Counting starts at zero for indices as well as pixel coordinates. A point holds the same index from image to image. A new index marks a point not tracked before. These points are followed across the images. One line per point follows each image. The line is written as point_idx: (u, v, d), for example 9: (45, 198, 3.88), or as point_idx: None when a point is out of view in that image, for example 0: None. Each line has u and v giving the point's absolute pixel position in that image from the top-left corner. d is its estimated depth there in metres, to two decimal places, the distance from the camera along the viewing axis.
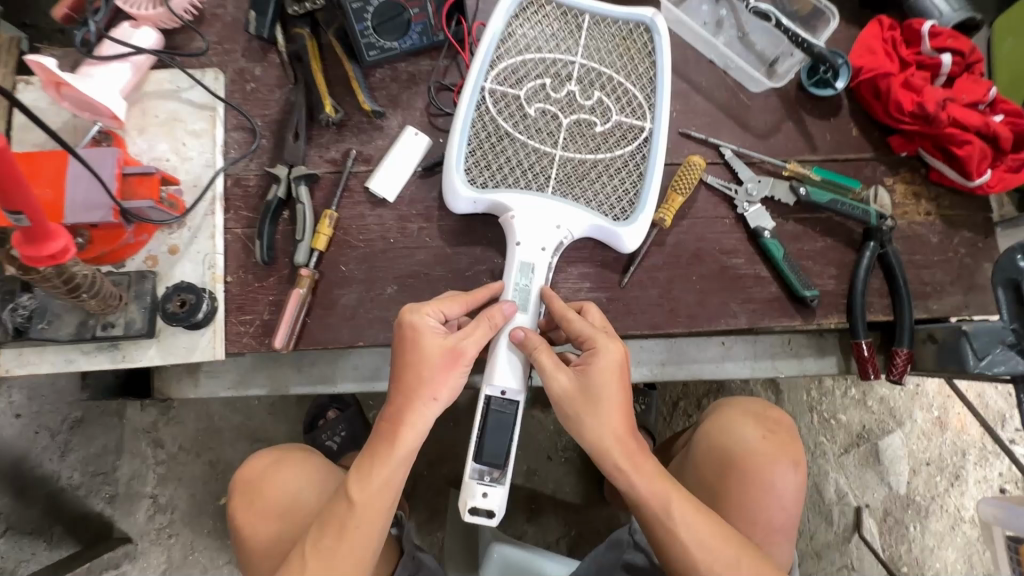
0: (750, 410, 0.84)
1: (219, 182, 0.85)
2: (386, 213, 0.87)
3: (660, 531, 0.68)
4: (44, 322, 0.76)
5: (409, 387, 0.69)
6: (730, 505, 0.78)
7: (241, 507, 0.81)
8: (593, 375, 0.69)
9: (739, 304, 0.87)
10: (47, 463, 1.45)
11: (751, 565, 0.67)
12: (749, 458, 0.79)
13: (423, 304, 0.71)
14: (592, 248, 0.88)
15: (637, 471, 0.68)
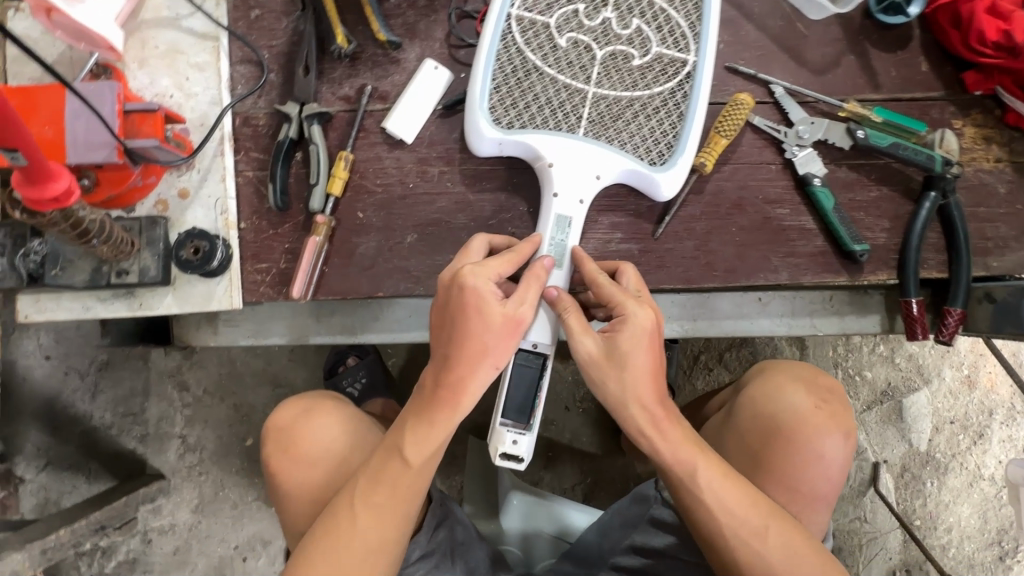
0: (797, 375, 0.81)
1: (226, 120, 0.79)
2: (404, 155, 0.82)
3: (684, 494, 0.67)
4: (58, 268, 0.73)
5: (471, 355, 0.65)
6: (766, 472, 0.76)
7: (278, 452, 0.80)
8: (622, 341, 0.65)
9: (781, 258, 0.81)
10: (79, 402, 1.52)
11: (778, 532, 0.65)
12: (796, 425, 0.76)
13: (475, 265, 0.66)
14: (625, 196, 0.82)
15: (660, 436, 0.67)
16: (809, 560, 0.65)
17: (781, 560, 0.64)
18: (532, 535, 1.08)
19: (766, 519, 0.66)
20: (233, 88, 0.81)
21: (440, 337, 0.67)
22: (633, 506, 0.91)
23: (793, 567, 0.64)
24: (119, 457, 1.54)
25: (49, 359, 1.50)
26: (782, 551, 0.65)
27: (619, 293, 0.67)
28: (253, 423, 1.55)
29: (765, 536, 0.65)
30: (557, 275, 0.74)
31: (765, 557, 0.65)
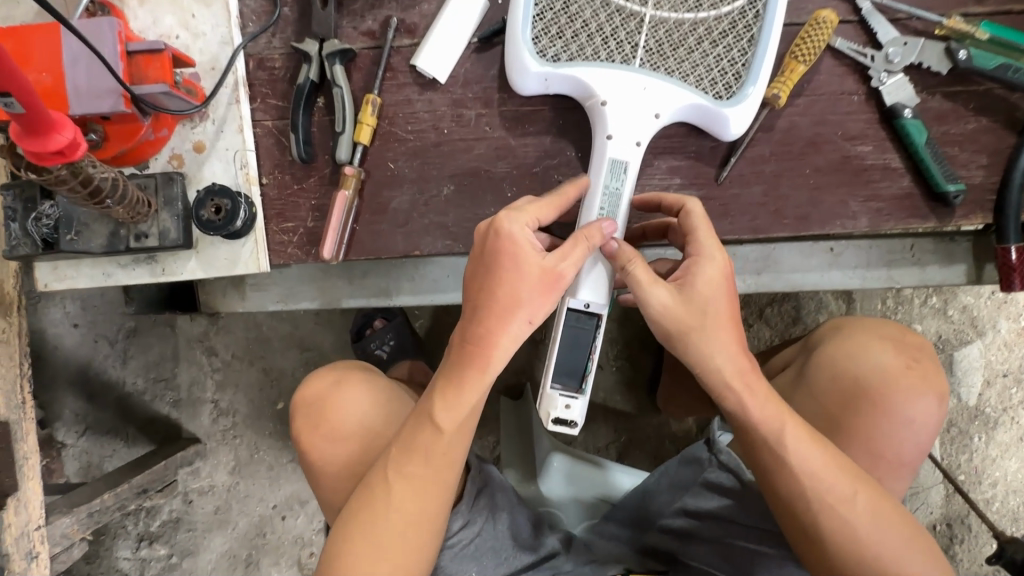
0: (884, 334, 0.78)
1: (239, 64, 0.71)
2: (437, 97, 0.73)
3: (768, 458, 0.63)
4: (72, 232, 0.68)
5: (503, 306, 0.60)
6: (847, 436, 0.73)
7: (309, 427, 0.77)
8: (699, 286, 0.62)
9: (860, 203, 0.73)
10: (111, 369, 1.51)
11: (867, 500, 0.62)
12: (883, 388, 0.73)
13: (510, 212, 0.60)
14: (685, 136, 0.73)
15: (747, 393, 0.63)
16: (897, 528, 0.62)
17: (870, 529, 0.61)
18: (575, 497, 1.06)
19: (856, 486, 0.62)
20: (244, 26, 0.72)
21: (469, 296, 0.62)
22: (683, 469, 0.88)
23: (881, 535, 0.61)
24: (155, 421, 1.55)
25: (78, 326, 1.48)
26: (871, 520, 0.62)
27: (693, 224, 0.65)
28: (283, 386, 1.55)
29: (854, 503, 0.62)
30: (611, 229, 0.66)
31: (854, 526, 0.61)
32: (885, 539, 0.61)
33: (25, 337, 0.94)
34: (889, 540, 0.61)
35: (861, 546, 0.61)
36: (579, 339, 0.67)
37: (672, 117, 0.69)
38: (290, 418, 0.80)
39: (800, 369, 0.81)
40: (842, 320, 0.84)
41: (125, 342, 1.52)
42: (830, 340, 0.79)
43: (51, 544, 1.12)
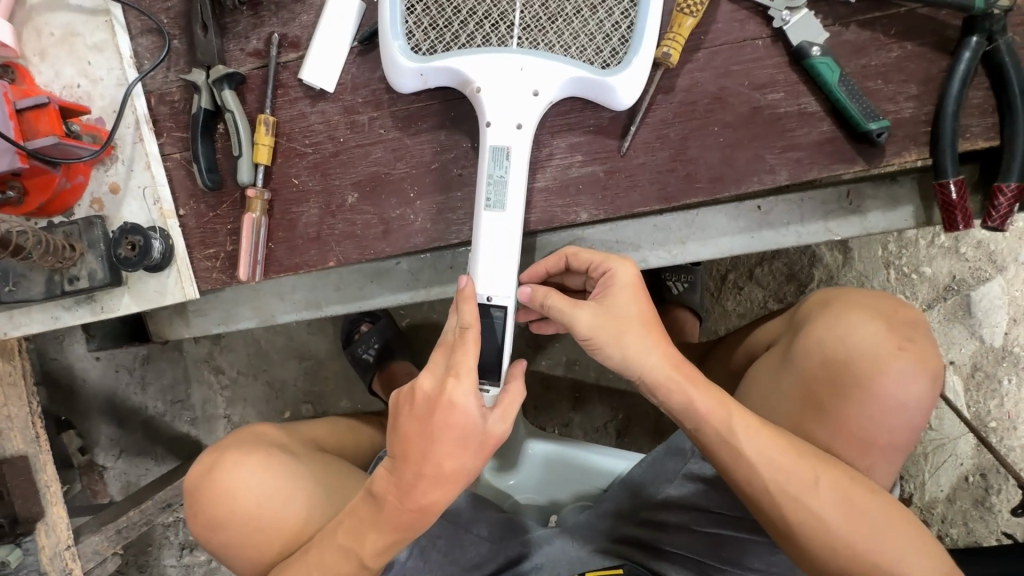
0: (873, 310, 0.69)
1: (138, 100, 0.74)
2: (329, 107, 0.73)
3: (723, 453, 0.61)
4: (11, 284, 0.73)
5: (412, 449, 0.58)
6: (825, 421, 0.67)
7: (202, 524, 0.74)
8: (616, 302, 0.63)
9: (777, 155, 0.68)
10: (133, 396, 1.60)
11: (829, 480, 0.60)
12: (870, 371, 0.64)
13: (459, 375, 0.57)
14: (581, 110, 0.70)
15: (688, 388, 0.62)
16: (872, 510, 0.59)
17: (840, 513, 0.59)
18: (552, 478, 1.07)
19: (817, 468, 0.60)
20: (140, 65, 0.74)
21: (419, 410, 0.58)
22: (669, 460, 0.83)
23: (852, 519, 0.59)
24: (179, 440, 1.63)
25: (99, 358, 1.57)
26: (837, 502, 0.59)
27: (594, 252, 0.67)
28: (287, 396, 1.62)
29: (817, 486, 0.60)
30: (501, 218, 0.65)
31: (821, 511, 0.59)
32: (857, 522, 0.59)
33: (30, 376, 0.96)
34: (863, 523, 0.59)
35: (829, 532, 0.59)
36: (486, 331, 0.65)
37: (557, 94, 0.66)
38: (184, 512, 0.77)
39: (787, 350, 0.73)
40: (827, 294, 0.75)
41: (142, 368, 1.61)
42: (817, 320, 0.71)
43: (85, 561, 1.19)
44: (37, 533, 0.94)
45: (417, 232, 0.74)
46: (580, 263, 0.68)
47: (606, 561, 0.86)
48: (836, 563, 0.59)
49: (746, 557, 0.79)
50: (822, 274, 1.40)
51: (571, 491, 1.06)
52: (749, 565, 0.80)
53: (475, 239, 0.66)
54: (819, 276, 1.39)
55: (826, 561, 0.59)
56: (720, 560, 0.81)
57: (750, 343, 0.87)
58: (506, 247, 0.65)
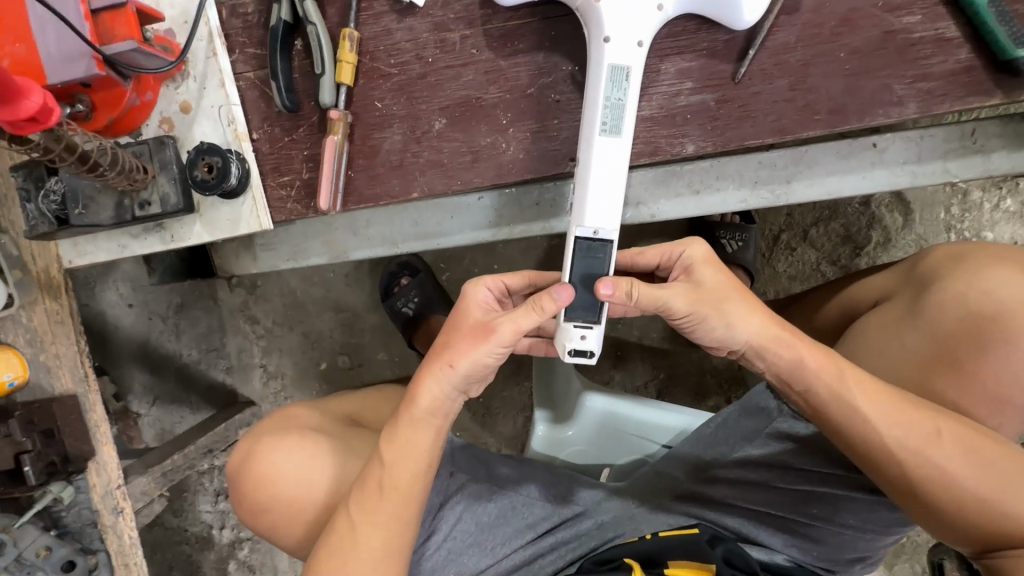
0: (1015, 263, 0.70)
1: (211, 11, 0.68)
2: (417, 24, 0.68)
3: (840, 411, 0.61)
4: (80, 206, 0.69)
5: (438, 349, 0.65)
6: (959, 371, 0.67)
7: (250, 501, 0.76)
8: (703, 275, 0.62)
9: (907, 85, 0.63)
10: (167, 343, 1.57)
11: (953, 431, 0.59)
12: (1015, 323, 0.65)
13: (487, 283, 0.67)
14: (694, 32, 0.65)
15: (798, 346, 0.62)
16: (1004, 462, 0.58)
17: (971, 466, 0.58)
18: (607, 433, 1.10)
19: (940, 421, 0.60)
20: None
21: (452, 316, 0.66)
22: (746, 420, 0.85)
23: (985, 472, 0.58)
24: (212, 389, 1.62)
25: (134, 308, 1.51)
26: (965, 453, 0.59)
27: (658, 246, 0.66)
28: (323, 347, 1.61)
29: (941, 438, 0.59)
30: (615, 145, 0.61)
31: (947, 463, 0.58)
32: (991, 475, 0.58)
33: (77, 314, 0.89)
34: (997, 476, 0.58)
35: (959, 484, 0.58)
36: (590, 265, 0.62)
37: (675, 9, 0.60)
38: (231, 502, 0.79)
39: (911, 306, 0.73)
40: (959, 248, 0.75)
41: (175, 317, 1.57)
42: (949, 274, 0.72)
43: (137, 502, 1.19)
44: (88, 471, 0.91)
45: (507, 162, 0.69)
46: (647, 261, 0.66)
47: (671, 518, 0.88)
48: (969, 516, 0.58)
49: (839, 514, 0.80)
50: (879, 237, 1.37)
51: (630, 449, 1.08)
52: (841, 522, 0.80)
53: (583, 167, 0.62)
54: (877, 238, 1.37)
55: (957, 513, 0.58)
56: (805, 515, 0.82)
57: (847, 302, 0.87)
58: (615, 177, 0.62)
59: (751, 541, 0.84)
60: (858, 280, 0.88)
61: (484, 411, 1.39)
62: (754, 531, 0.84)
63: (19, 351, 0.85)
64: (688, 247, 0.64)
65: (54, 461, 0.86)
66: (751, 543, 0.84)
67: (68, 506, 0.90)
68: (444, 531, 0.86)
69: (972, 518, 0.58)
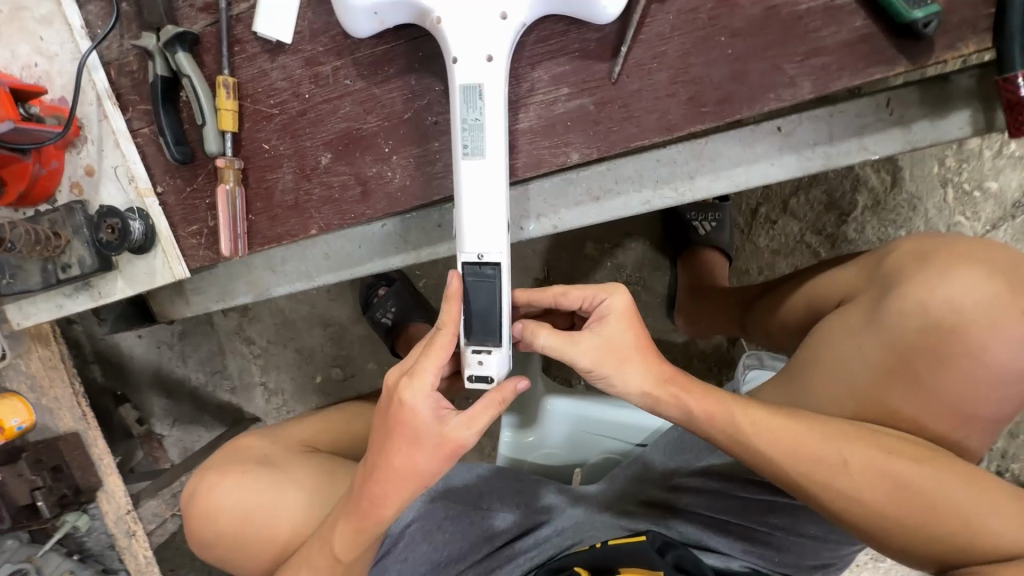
0: (985, 262, 0.61)
1: (96, 74, 0.70)
2: (290, 61, 0.67)
3: (741, 454, 0.58)
4: (9, 275, 0.74)
5: (378, 451, 0.58)
6: (915, 385, 0.60)
7: (197, 531, 0.77)
8: (612, 330, 0.59)
9: (797, 64, 0.58)
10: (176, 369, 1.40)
11: (860, 458, 0.56)
12: (973, 333, 0.58)
13: (414, 374, 0.56)
14: (564, 33, 0.61)
15: (686, 393, 0.59)
16: (924, 483, 0.54)
17: (883, 493, 0.55)
18: (569, 434, 1.03)
19: (846, 451, 0.56)
20: (92, 35, 0.70)
21: (384, 407, 0.58)
22: None
23: (898, 498, 0.54)
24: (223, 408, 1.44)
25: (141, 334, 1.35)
26: (878, 480, 0.55)
27: (582, 287, 0.61)
28: None
29: (849, 470, 0.55)
30: (481, 167, 0.58)
31: (859, 493, 0.55)
32: (905, 499, 0.54)
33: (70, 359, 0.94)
34: (915, 499, 0.54)
35: (875, 514, 0.55)
36: (480, 293, 0.60)
37: (530, 16, 0.58)
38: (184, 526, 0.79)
39: (870, 312, 0.64)
40: (925, 243, 0.66)
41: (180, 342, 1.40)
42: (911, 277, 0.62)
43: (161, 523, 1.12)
44: (98, 500, 0.95)
45: (396, 190, 0.68)
46: (570, 303, 0.61)
47: (631, 523, 0.78)
48: (891, 540, 0.55)
49: (800, 524, 0.71)
50: (866, 201, 1.16)
51: (591, 446, 1.02)
52: (803, 531, 0.72)
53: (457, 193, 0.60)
54: (864, 202, 1.15)
55: (879, 538, 0.56)
56: (765, 523, 0.73)
57: (813, 291, 0.77)
58: (492, 200, 0.59)
59: (705, 547, 0.75)
60: (818, 273, 0.79)
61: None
62: (712, 538, 0.75)
63: (22, 396, 0.91)
64: (610, 295, 0.60)
65: (65, 494, 0.91)
66: (705, 550, 0.75)
67: (87, 531, 0.97)
68: (395, 551, 0.79)
69: (898, 541, 0.55)
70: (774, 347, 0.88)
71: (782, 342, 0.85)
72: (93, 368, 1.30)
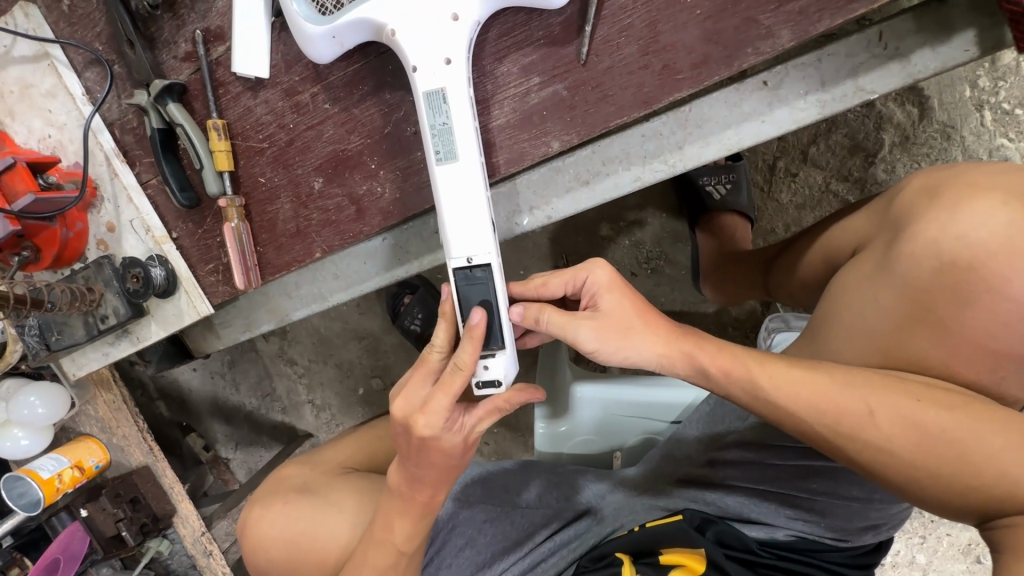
0: (1000, 189, 0.57)
1: (102, 135, 0.75)
2: (271, 94, 0.70)
3: (758, 406, 0.56)
4: (57, 333, 0.80)
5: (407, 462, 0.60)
6: (937, 330, 0.57)
7: (257, 559, 0.81)
8: (605, 304, 0.59)
9: (771, 13, 0.55)
10: (230, 396, 1.44)
11: (885, 407, 0.52)
12: (993, 268, 0.54)
13: (430, 413, 0.55)
14: (526, 23, 0.60)
15: (704, 350, 0.58)
16: (955, 428, 0.50)
17: (912, 442, 0.51)
18: (611, 420, 1.01)
19: (871, 401, 0.53)
20: (92, 99, 0.75)
21: (405, 438, 0.58)
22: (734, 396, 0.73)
23: (929, 447, 0.51)
24: (278, 427, 1.46)
25: (197, 367, 1.41)
26: (905, 428, 0.51)
27: (560, 273, 0.62)
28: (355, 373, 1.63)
29: (873, 418, 0.52)
30: (455, 170, 0.58)
31: (885, 441, 0.52)
32: (937, 450, 0.50)
33: (132, 401, 1.01)
34: (946, 449, 0.50)
35: (899, 463, 0.51)
36: (474, 296, 0.58)
37: (481, 12, 0.57)
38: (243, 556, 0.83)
39: (883, 258, 0.61)
40: (936, 176, 0.62)
41: (231, 371, 1.44)
42: (920, 216, 0.59)
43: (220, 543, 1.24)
44: (175, 525, 1.02)
45: (388, 204, 0.69)
46: (553, 291, 0.62)
47: (669, 502, 0.76)
48: (921, 493, 0.52)
49: (839, 487, 0.68)
50: (893, 138, 1.05)
51: (633, 428, 1.00)
52: (845, 494, 0.68)
53: (437, 203, 0.60)
54: (890, 139, 1.04)
55: (909, 490, 0.52)
56: (804, 489, 0.70)
57: (827, 244, 0.75)
58: (472, 203, 0.58)
59: (745, 522, 0.73)
60: (833, 224, 0.76)
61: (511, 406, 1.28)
62: (752, 510, 0.72)
63: (97, 437, 0.99)
64: (590, 272, 0.60)
65: (146, 522, 0.96)
66: (747, 524, 0.72)
67: (169, 555, 1.04)
68: (439, 559, 0.79)
69: (930, 494, 0.51)
70: (801, 308, 0.84)
71: (806, 302, 0.82)
72: (159, 405, 1.38)
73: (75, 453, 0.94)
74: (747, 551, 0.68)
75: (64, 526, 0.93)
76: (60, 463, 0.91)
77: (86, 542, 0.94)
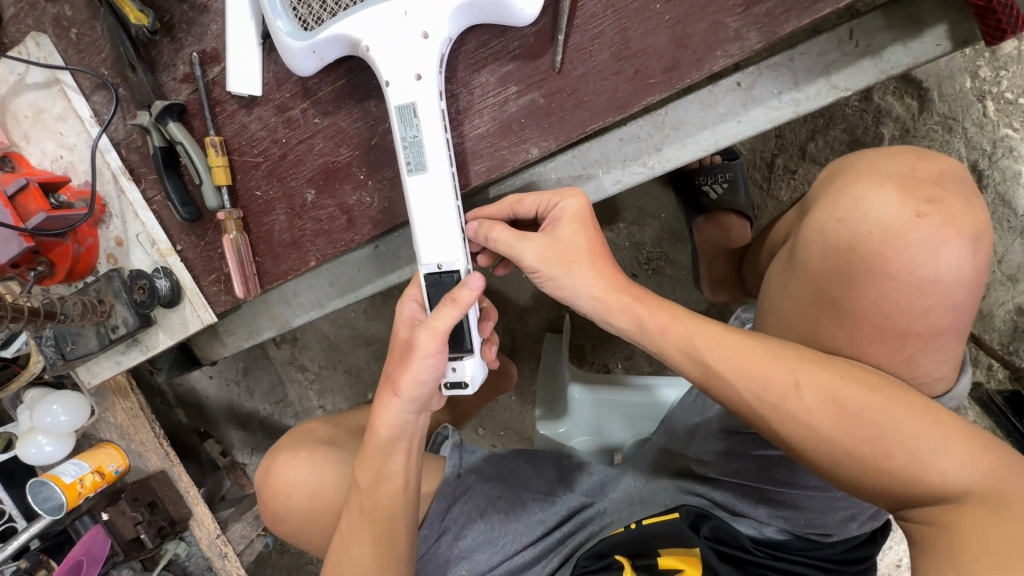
0: (882, 173, 0.57)
1: (109, 155, 0.79)
2: (264, 111, 0.73)
3: (691, 368, 0.56)
4: (71, 343, 0.84)
5: (386, 374, 0.63)
6: (842, 312, 0.57)
7: (271, 504, 0.81)
8: (562, 233, 0.59)
9: (738, 16, 0.56)
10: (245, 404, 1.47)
11: (810, 380, 0.52)
12: (879, 248, 0.54)
13: (431, 329, 0.57)
14: (501, 36, 0.62)
15: (646, 306, 0.57)
16: (874, 411, 0.50)
17: (830, 417, 0.51)
18: (605, 420, 1.02)
19: (798, 373, 0.53)
20: (99, 121, 0.79)
21: (398, 349, 0.61)
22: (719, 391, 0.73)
23: (846, 423, 0.51)
24: None
25: (212, 375, 1.45)
26: (827, 404, 0.51)
27: (538, 195, 0.62)
28: None
29: (797, 390, 0.52)
30: (426, 180, 0.60)
31: (807, 416, 0.52)
32: (852, 428, 0.50)
33: (148, 409, 1.06)
34: (860, 428, 0.50)
35: (818, 438, 0.51)
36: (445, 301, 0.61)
37: (451, 30, 0.59)
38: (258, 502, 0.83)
39: (790, 250, 0.63)
40: (838, 166, 0.63)
41: (245, 378, 1.48)
42: (817, 203, 0.60)
43: (233, 546, 1.13)
44: (192, 527, 1.06)
45: (376, 213, 0.72)
46: (525, 210, 0.63)
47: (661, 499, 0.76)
48: (839, 474, 0.51)
49: (800, 476, 0.68)
50: (893, 132, 1.03)
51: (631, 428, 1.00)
52: (805, 484, 0.68)
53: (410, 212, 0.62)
54: (890, 133, 1.02)
55: (826, 469, 0.52)
56: (777, 483, 0.70)
57: (772, 240, 0.76)
58: (443, 212, 0.60)
59: (737, 516, 0.72)
60: (776, 222, 0.77)
61: (516, 409, 1.29)
62: (737, 505, 0.73)
63: (116, 443, 1.03)
64: (562, 199, 0.61)
65: (163, 525, 1.00)
66: (739, 518, 0.72)
67: (187, 557, 1.06)
68: (454, 528, 0.78)
69: (847, 477, 0.51)
70: None
71: None
72: (177, 412, 1.44)
73: (96, 459, 0.97)
74: (740, 548, 0.68)
75: (86, 529, 0.94)
76: (82, 468, 0.94)
77: (107, 544, 0.95)
